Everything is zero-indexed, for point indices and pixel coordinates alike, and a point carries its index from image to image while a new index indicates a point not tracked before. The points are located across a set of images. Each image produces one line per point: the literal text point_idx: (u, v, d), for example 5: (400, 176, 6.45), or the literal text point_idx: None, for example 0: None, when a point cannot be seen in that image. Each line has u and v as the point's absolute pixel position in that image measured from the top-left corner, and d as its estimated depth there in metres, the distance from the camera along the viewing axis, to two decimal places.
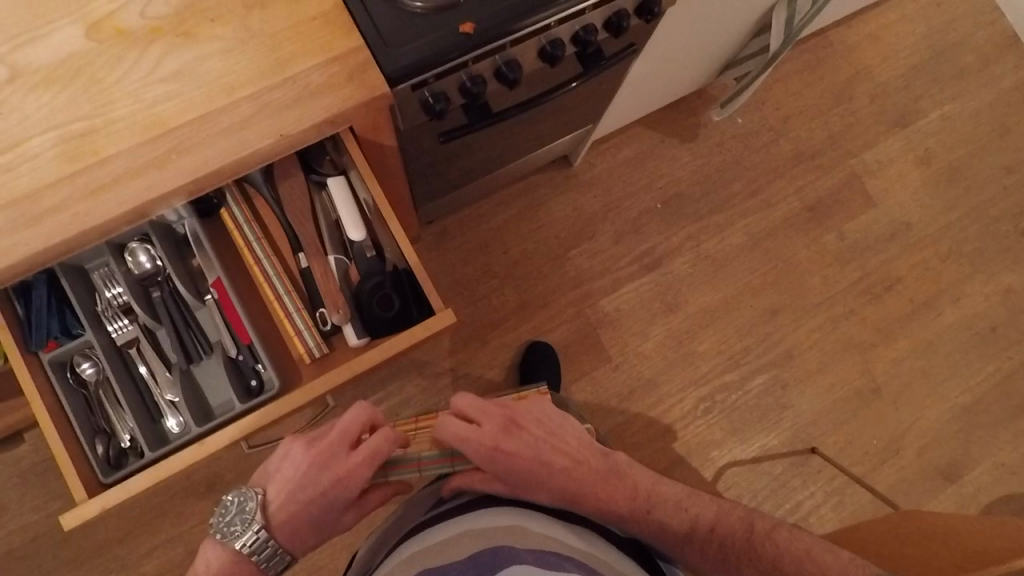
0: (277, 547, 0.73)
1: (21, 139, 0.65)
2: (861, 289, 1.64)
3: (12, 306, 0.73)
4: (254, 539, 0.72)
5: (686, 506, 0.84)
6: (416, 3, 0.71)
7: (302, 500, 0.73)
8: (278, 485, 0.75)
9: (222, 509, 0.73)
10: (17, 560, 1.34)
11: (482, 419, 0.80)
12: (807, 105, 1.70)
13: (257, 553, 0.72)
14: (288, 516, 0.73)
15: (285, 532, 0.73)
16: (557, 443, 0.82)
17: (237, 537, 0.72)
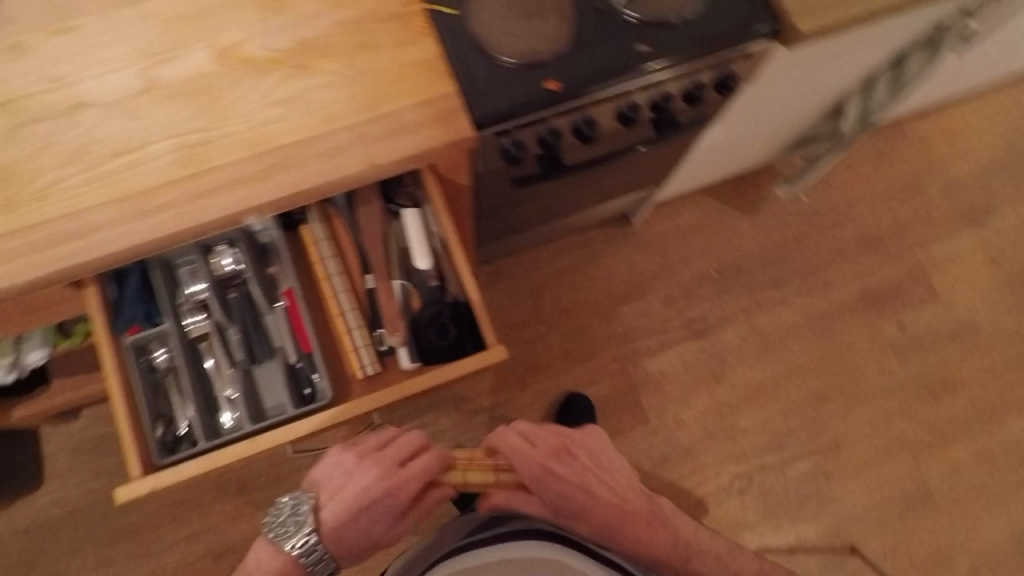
0: (324, 553, 0.76)
1: (145, 143, 0.72)
2: (919, 386, 1.57)
3: (107, 289, 0.80)
4: (303, 543, 0.76)
5: (727, 558, 0.84)
6: (507, 59, 0.78)
7: (353, 510, 0.76)
8: (331, 492, 0.78)
9: (276, 509, 0.77)
10: (53, 531, 1.40)
11: (538, 442, 0.82)
12: (877, 192, 1.68)
13: (305, 556, 0.76)
14: (339, 524, 0.76)
15: (334, 539, 0.76)
16: (604, 477, 0.85)
17: (286, 539, 0.76)
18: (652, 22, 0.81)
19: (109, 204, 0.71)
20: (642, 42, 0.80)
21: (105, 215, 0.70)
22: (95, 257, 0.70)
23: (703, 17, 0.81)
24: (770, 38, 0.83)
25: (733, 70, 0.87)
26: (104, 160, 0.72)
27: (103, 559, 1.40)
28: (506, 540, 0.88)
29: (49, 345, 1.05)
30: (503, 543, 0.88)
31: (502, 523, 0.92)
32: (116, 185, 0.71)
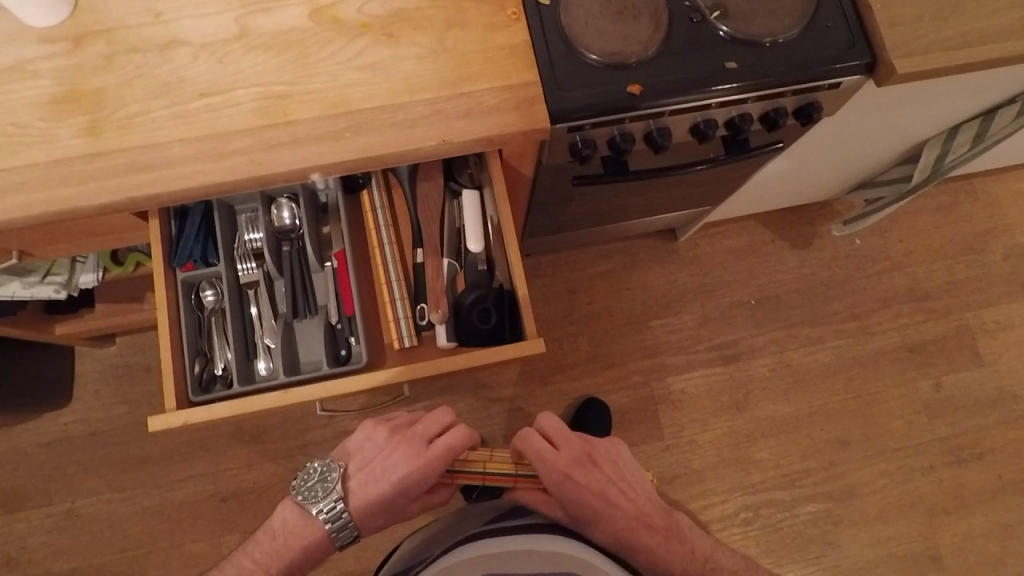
0: (347, 521, 0.78)
1: (229, 87, 0.74)
2: (946, 449, 1.53)
3: (169, 223, 0.82)
4: (330, 508, 0.78)
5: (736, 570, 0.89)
6: (593, 56, 0.77)
7: (378, 480, 0.78)
8: (361, 463, 0.81)
9: (305, 473, 0.78)
10: (73, 447, 1.45)
11: (563, 445, 0.82)
12: (934, 246, 1.64)
13: (331, 521, 0.78)
14: (364, 493, 0.79)
15: (358, 507, 0.78)
16: (624, 488, 0.85)
17: (314, 502, 0.78)
18: (743, 40, 0.80)
19: (188, 142, 0.72)
20: (730, 59, 0.79)
21: (182, 151, 0.72)
22: (167, 190, 0.71)
23: (797, 41, 0.80)
24: (862, 72, 0.81)
25: (815, 100, 0.85)
26: (189, 99, 0.73)
27: (115, 483, 1.44)
28: (528, 532, 0.84)
29: (100, 271, 1.09)
30: (525, 534, 0.84)
31: (523, 516, 0.89)
32: (196, 124, 0.73)
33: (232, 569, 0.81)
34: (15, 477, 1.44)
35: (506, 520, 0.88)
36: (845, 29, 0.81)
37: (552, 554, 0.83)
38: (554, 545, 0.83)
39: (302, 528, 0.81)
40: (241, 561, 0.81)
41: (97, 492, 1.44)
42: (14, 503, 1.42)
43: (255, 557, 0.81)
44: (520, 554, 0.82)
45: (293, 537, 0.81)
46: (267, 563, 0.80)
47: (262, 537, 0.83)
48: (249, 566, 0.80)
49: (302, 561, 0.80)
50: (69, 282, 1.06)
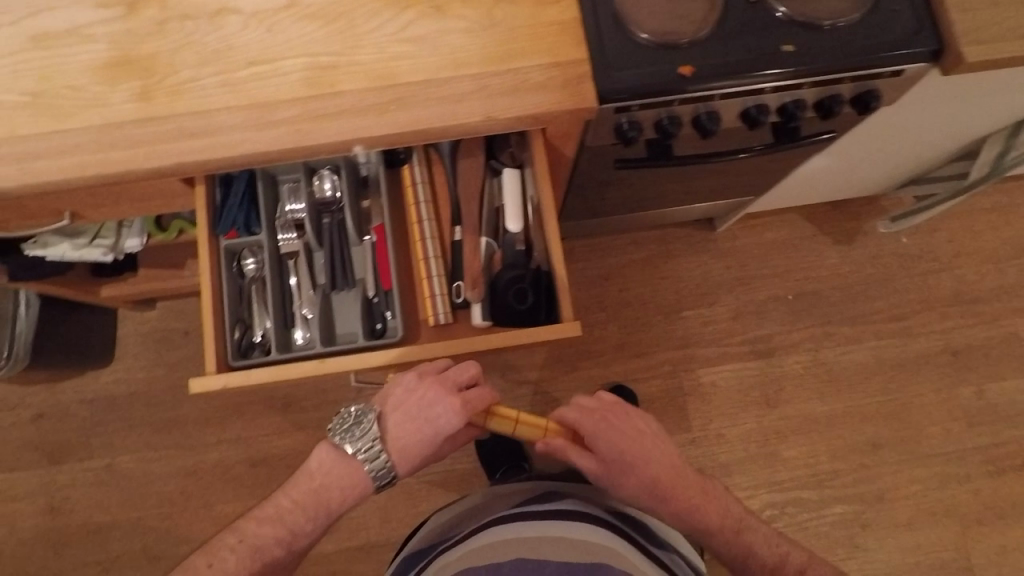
0: (386, 461, 0.79)
1: (277, 57, 0.74)
2: (985, 458, 1.48)
3: (215, 191, 0.83)
4: (368, 448, 0.79)
5: (777, 542, 0.84)
6: (643, 35, 0.75)
7: (416, 422, 0.79)
8: (392, 405, 0.80)
9: (341, 416, 0.80)
10: (113, 406, 1.50)
11: (602, 407, 0.85)
12: (986, 247, 1.57)
13: (369, 460, 0.79)
14: (401, 433, 0.79)
15: (396, 447, 0.79)
16: (661, 451, 0.85)
17: (351, 441, 0.79)
18: (802, 22, 0.77)
19: (235, 109, 0.73)
20: (787, 42, 0.76)
21: (230, 118, 0.73)
22: (214, 156, 0.72)
23: (858, 25, 0.77)
24: (926, 59, 0.77)
25: (875, 88, 0.82)
26: (237, 67, 0.74)
27: (152, 442, 1.49)
28: (560, 517, 0.84)
29: (145, 235, 1.12)
30: (556, 519, 0.84)
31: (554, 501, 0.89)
32: (244, 92, 0.73)
33: (271, 510, 0.81)
34: (59, 431, 1.50)
35: (536, 504, 0.88)
36: (912, 14, 0.77)
37: (585, 543, 0.80)
38: (586, 533, 0.82)
39: (340, 469, 0.81)
40: (278, 501, 0.81)
41: (135, 450, 1.49)
42: (57, 456, 1.49)
43: (292, 496, 0.81)
44: (552, 538, 0.81)
45: (329, 478, 0.81)
46: (305, 503, 0.81)
47: (298, 478, 0.82)
48: (288, 506, 0.81)
49: (338, 501, 0.80)
50: (116, 245, 1.09)
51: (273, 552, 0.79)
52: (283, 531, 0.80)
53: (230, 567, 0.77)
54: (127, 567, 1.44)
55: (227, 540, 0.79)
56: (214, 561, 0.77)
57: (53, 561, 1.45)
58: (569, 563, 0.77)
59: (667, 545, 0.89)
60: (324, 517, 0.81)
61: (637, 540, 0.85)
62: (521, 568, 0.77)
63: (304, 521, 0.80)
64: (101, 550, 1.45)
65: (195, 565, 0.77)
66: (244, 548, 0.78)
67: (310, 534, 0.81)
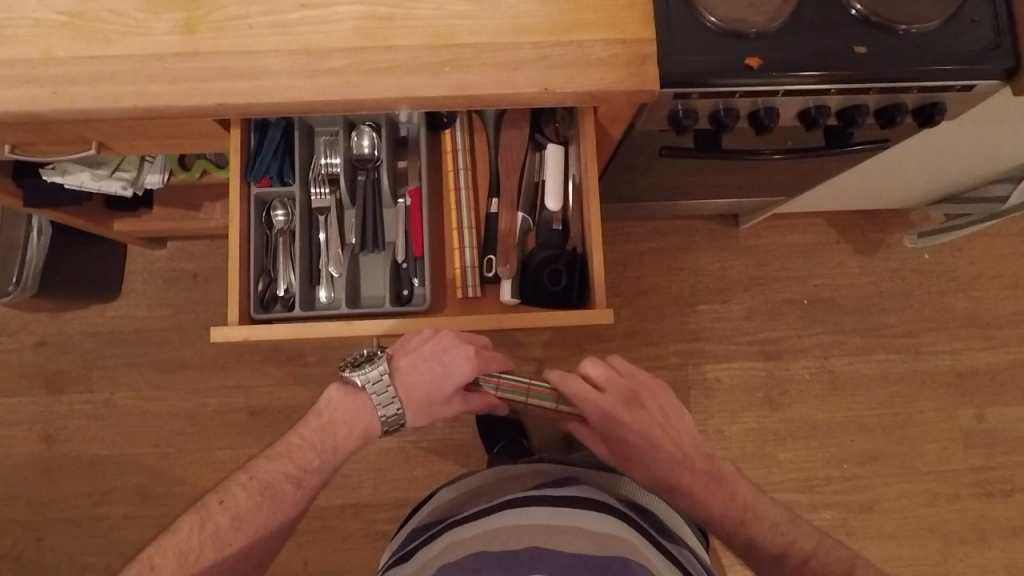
0: (395, 404, 0.79)
1: (330, 2, 0.70)
2: (975, 479, 1.50)
3: (250, 136, 0.80)
4: (379, 385, 0.79)
5: (784, 531, 0.81)
6: (712, 20, 0.72)
7: (429, 366, 0.78)
8: (407, 349, 0.79)
9: (356, 354, 0.81)
10: (117, 341, 1.49)
11: (609, 387, 0.84)
12: (1006, 272, 1.56)
13: (378, 398, 0.79)
14: (413, 379, 0.79)
15: (407, 392, 0.79)
16: (668, 435, 0.85)
17: (361, 377, 0.80)
18: (878, 23, 0.74)
19: (281, 53, 0.69)
20: (859, 43, 0.73)
21: (276, 62, 0.69)
22: (256, 101, 0.69)
23: (934, 33, 0.74)
24: (1000, 77, 0.75)
25: (940, 101, 0.79)
26: (288, 8, 0.70)
27: (153, 381, 1.48)
28: (572, 506, 0.84)
29: (167, 173, 1.09)
30: (569, 507, 0.84)
31: (567, 487, 0.89)
32: (294, 36, 0.70)
33: (281, 447, 0.81)
34: (60, 361, 1.49)
35: (547, 489, 0.89)
36: (992, 28, 0.74)
37: (601, 536, 0.80)
38: (599, 524, 0.82)
39: (349, 406, 0.81)
40: (288, 439, 0.82)
41: (135, 387, 1.48)
42: (56, 385, 1.48)
43: (302, 434, 0.81)
44: (566, 527, 0.81)
45: (339, 415, 0.82)
46: (314, 441, 0.81)
47: (307, 416, 0.83)
48: (298, 443, 0.81)
49: (348, 438, 0.81)
50: (136, 179, 1.06)
51: (284, 489, 0.78)
52: (293, 467, 0.79)
53: (241, 504, 0.76)
54: (119, 502, 1.45)
55: (238, 478, 0.78)
56: (226, 498, 0.76)
57: (45, 488, 1.45)
58: (585, 555, 0.76)
59: (678, 538, 0.90)
60: (335, 454, 0.81)
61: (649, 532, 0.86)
62: (538, 557, 0.75)
63: (313, 457, 0.80)
64: (95, 483, 1.46)
65: (206, 503, 0.76)
66: (255, 485, 0.77)
67: (320, 472, 0.80)
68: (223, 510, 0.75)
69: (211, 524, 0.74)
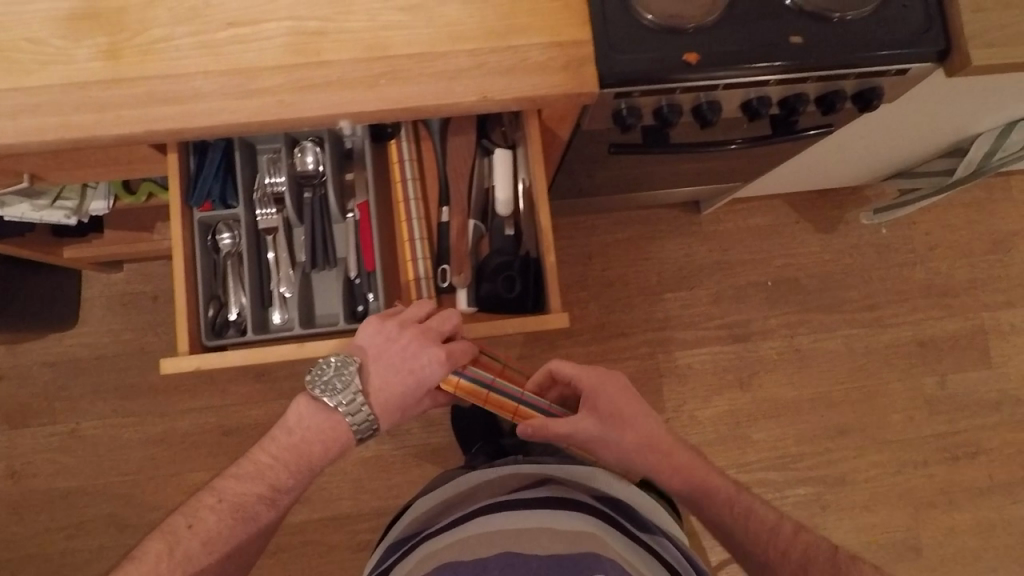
0: (369, 414, 0.76)
1: (259, 18, 0.68)
2: (941, 445, 1.54)
3: (188, 159, 0.78)
4: (350, 401, 0.76)
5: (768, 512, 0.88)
6: (649, 17, 0.72)
7: (400, 374, 0.76)
8: (374, 355, 0.77)
9: (319, 367, 0.75)
10: (78, 369, 1.46)
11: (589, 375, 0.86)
12: (961, 242, 1.60)
13: (350, 413, 0.76)
14: (385, 384, 0.77)
15: (378, 402, 0.77)
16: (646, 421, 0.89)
17: (332, 393, 0.75)
18: (812, 13, 0.74)
19: (212, 75, 0.67)
20: (795, 33, 0.74)
21: (206, 84, 0.67)
22: (188, 125, 0.67)
23: (867, 19, 0.75)
24: (932, 60, 0.76)
25: (878, 85, 0.80)
26: (216, 27, 0.68)
27: (120, 408, 1.45)
28: (543, 510, 0.84)
29: (112, 199, 1.06)
30: (541, 510, 0.84)
31: (536, 491, 0.89)
32: (223, 56, 0.68)
33: (250, 466, 0.79)
34: (20, 394, 1.45)
35: (518, 494, 0.89)
36: (922, 12, 0.75)
37: (571, 536, 0.80)
38: (569, 525, 0.83)
39: (321, 422, 0.78)
40: (257, 458, 0.80)
41: (100, 416, 1.45)
42: (19, 420, 1.44)
43: (272, 453, 0.79)
44: (535, 532, 0.81)
45: (312, 433, 0.79)
46: (284, 458, 0.79)
47: (277, 433, 0.80)
48: (268, 462, 0.79)
49: (322, 456, 0.79)
50: (80, 208, 1.03)
51: (256, 509, 0.77)
52: (264, 487, 0.78)
53: (211, 528, 0.75)
54: (94, 533, 1.42)
55: (206, 500, 0.77)
56: (194, 522, 0.76)
57: (15, 525, 1.42)
58: (556, 555, 0.76)
59: (653, 528, 0.90)
60: (307, 472, 0.79)
61: (618, 528, 0.86)
62: (507, 562, 0.75)
63: (285, 477, 0.78)
64: (66, 516, 1.42)
65: (174, 526, 0.75)
66: (225, 507, 0.77)
67: (293, 489, 0.79)
68: (193, 534, 0.75)
69: (180, 550, 0.74)
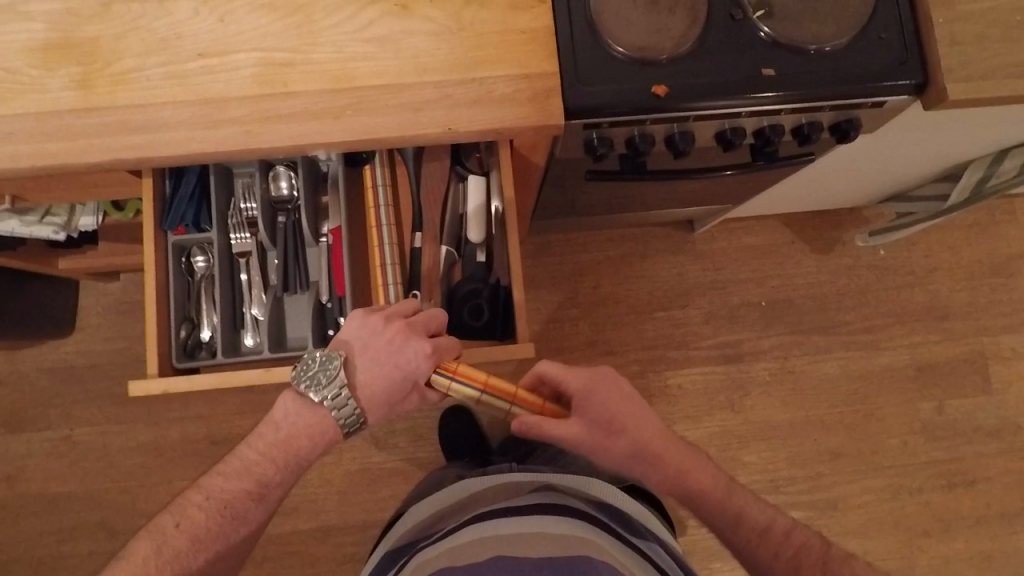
0: (355, 408, 0.76)
1: (228, 49, 0.69)
2: (938, 471, 1.51)
3: (162, 183, 0.79)
4: (335, 395, 0.75)
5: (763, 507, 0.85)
6: (619, 49, 0.71)
7: (386, 367, 0.75)
8: (359, 350, 0.75)
9: (304, 362, 0.75)
10: (74, 376, 1.48)
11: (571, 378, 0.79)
12: (961, 264, 1.57)
13: (336, 407, 0.75)
14: (371, 378, 0.75)
15: (365, 396, 0.76)
16: (634, 422, 0.82)
17: (317, 388, 0.75)
18: (786, 44, 0.73)
19: (180, 105, 0.68)
20: (767, 65, 0.73)
21: (175, 114, 0.68)
22: (157, 154, 0.68)
23: (843, 51, 0.74)
24: (909, 92, 0.75)
25: (854, 117, 0.79)
26: (186, 58, 0.69)
27: (112, 416, 1.47)
28: (536, 513, 0.84)
29: (100, 215, 1.08)
30: (536, 514, 0.84)
31: (527, 496, 0.89)
32: (192, 87, 0.69)
33: (238, 463, 0.78)
34: (17, 400, 1.47)
35: (510, 501, 0.89)
36: (898, 44, 0.74)
37: (565, 538, 0.80)
38: (563, 528, 0.82)
39: (308, 416, 0.78)
40: (244, 454, 0.79)
41: (94, 423, 1.47)
42: (15, 425, 1.47)
43: (260, 449, 0.78)
44: (530, 533, 0.81)
45: (299, 429, 0.78)
46: (271, 454, 0.78)
47: (263, 429, 0.79)
48: (255, 458, 0.78)
49: (308, 450, 0.78)
50: (69, 223, 1.05)
51: (243, 506, 0.77)
52: (251, 483, 0.77)
53: (198, 525, 0.75)
54: (85, 539, 1.44)
55: (194, 498, 0.77)
56: (182, 520, 0.75)
57: (9, 529, 1.44)
58: (549, 556, 0.76)
59: (647, 532, 0.89)
60: (295, 467, 0.78)
61: (611, 530, 0.87)
62: (501, 564, 0.76)
63: (272, 472, 0.78)
64: (59, 521, 1.45)
65: (162, 525, 0.75)
66: (213, 505, 0.76)
67: (281, 484, 0.78)
68: (181, 532, 0.74)
69: (169, 548, 0.73)
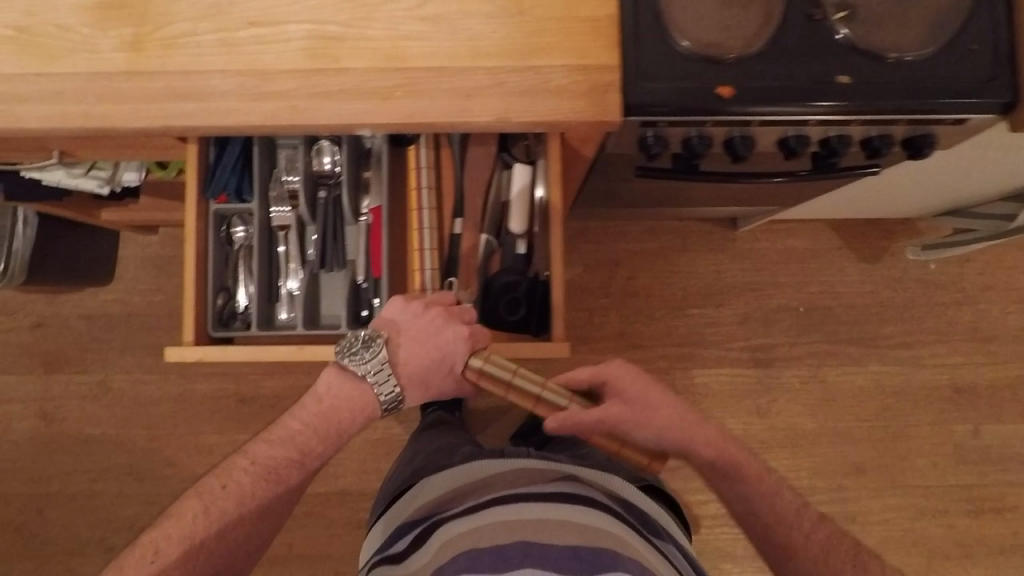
0: (395, 386, 0.76)
1: (280, 19, 0.67)
2: (966, 495, 1.47)
3: (208, 152, 0.78)
4: (377, 371, 0.75)
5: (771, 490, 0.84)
6: (684, 44, 0.68)
7: (427, 350, 0.75)
8: (399, 332, 0.75)
9: (347, 339, 0.75)
10: (111, 324, 1.52)
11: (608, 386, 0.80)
12: (1016, 286, 1.50)
13: (377, 383, 0.76)
14: (411, 361, 0.75)
15: (405, 374, 0.76)
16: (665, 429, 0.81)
17: (359, 364, 0.75)
18: (865, 51, 0.68)
19: (228, 74, 0.67)
20: (843, 72, 0.68)
21: (224, 83, 0.67)
22: (203, 124, 0.67)
23: (926, 63, 0.68)
24: (995, 112, 0.69)
25: (930, 133, 0.74)
26: (237, 25, 0.67)
27: (145, 366, 1.51)
28: (559, 500, 0.83)
29: (143, 171, 1.07)
30: (560, 502, 0.83)
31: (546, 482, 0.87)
32: (241, 55, 0.67)
33: (283, 431, 0.78)
34: (57, 342, 1.52)
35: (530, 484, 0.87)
36: (989, 60, 0.69)
37: (591, 530, 0.79)
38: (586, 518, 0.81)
39: (349, 390, 0.77)
40: (288, 423, 0.78)
41: (128, 370, 1.51)
42: (54, 366, 1.52)
43: (303, 419, 0.78)
44: (554, 521, 0.79)
45: (341, 402, 0.78)
46: (315, 425, 0.77)
47: (307, 400, 0.79)
48: (298, 428, 0.77)
49: (351, 424, 0.78)
50: (113, 177, 1.05)
51: (288, 472, 0.76)
52: (295, 452, 0.77)
53: (244, 490, 0.74)
54: (114, 480, 1.50)
55: (239, 462, 0.76)
56: (228, 483, 0.74)
57: (44, 464, 1.50)
58: (577, 549, 0.75)
59: (662, 532, 0.90)
60: (338, 439, 0.78)
61: (634, 525, 0.86)
62: (527, 553, 0.75)
63: (316, 442, 0.77)
64: (90, 460, 1.50)
65: (208, 487, 0.74)
66: (257, 469, 0.75)
67: (322, 456, 0.78)
68: (227, 494, 0.73)
69: (215, 510, 0.72)
